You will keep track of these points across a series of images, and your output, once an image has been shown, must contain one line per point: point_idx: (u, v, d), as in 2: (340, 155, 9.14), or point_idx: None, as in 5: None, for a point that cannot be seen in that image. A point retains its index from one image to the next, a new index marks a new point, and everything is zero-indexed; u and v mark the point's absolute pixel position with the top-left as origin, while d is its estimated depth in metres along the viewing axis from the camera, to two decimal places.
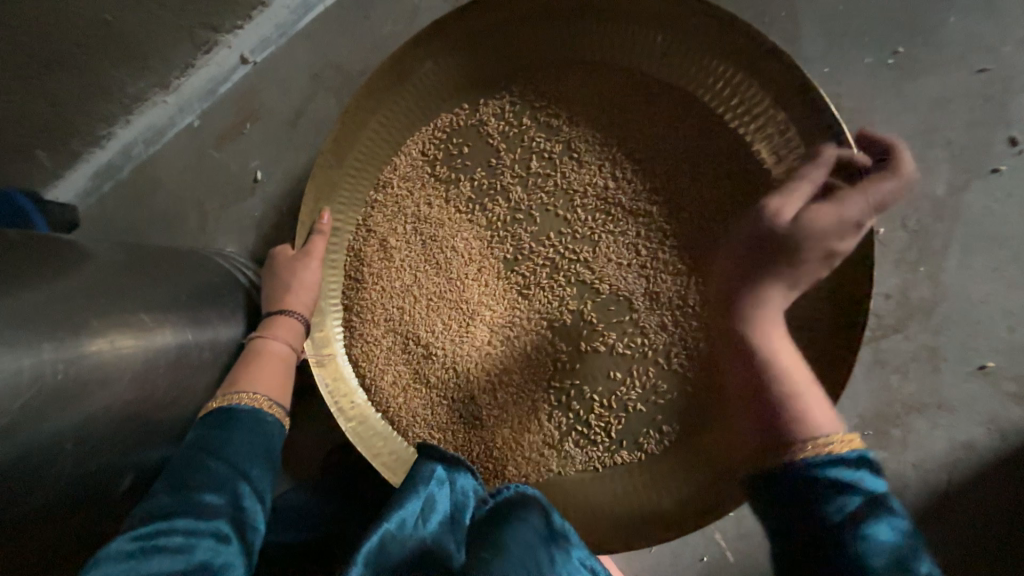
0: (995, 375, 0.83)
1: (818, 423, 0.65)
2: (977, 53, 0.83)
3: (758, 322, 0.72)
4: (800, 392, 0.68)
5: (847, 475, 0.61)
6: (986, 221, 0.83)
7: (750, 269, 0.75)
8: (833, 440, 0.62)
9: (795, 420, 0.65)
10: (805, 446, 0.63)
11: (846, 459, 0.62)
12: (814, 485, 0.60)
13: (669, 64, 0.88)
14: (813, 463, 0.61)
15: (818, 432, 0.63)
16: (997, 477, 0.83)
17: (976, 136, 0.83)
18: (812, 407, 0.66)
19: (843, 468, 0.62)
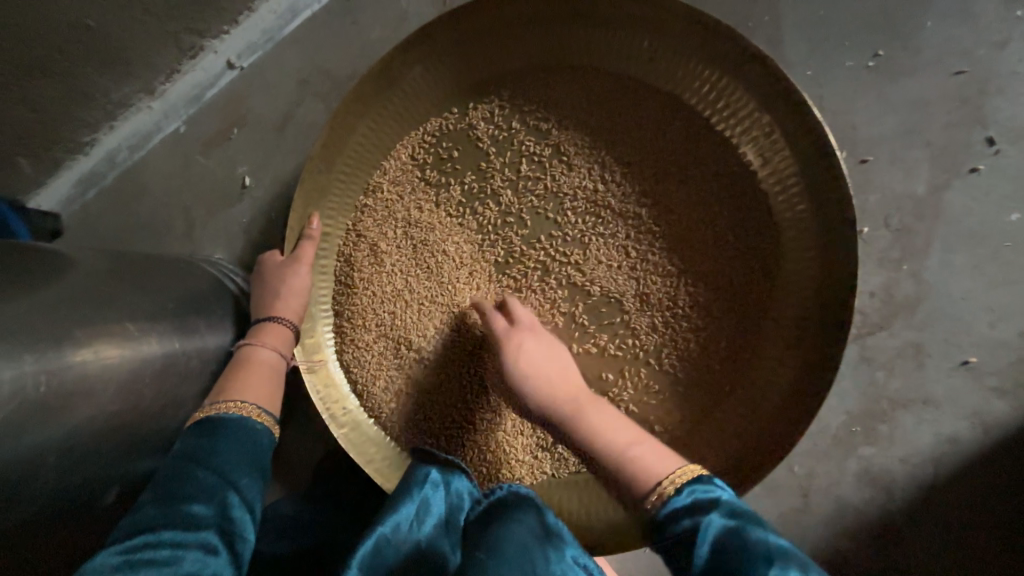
0: (978, 369, 0.84)
1: (656, 466, 0.67)
2: (953, 56, 0.85)
3: (580, 402, 0.78)
4: (636, 440, 0.71)
5: (679, 515, 0.59)
6: (965, 220, 0.85)
7: (538, 363, 0.82)
8: (681, 471, 0.64)
9: (641, 473, 0.67)
10: (658, 489, 0.63)
11: (683, 498, 0.61)
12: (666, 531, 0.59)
13: (656, 68, 0.89)
14: (665, 502, 0.62)
15: (666, 468, 0.66)
16: (982, 470, 0.85)
17: (954, 137, 0.85)
18: (650, 454, 0.69)
19: (681, 511, 0.59)
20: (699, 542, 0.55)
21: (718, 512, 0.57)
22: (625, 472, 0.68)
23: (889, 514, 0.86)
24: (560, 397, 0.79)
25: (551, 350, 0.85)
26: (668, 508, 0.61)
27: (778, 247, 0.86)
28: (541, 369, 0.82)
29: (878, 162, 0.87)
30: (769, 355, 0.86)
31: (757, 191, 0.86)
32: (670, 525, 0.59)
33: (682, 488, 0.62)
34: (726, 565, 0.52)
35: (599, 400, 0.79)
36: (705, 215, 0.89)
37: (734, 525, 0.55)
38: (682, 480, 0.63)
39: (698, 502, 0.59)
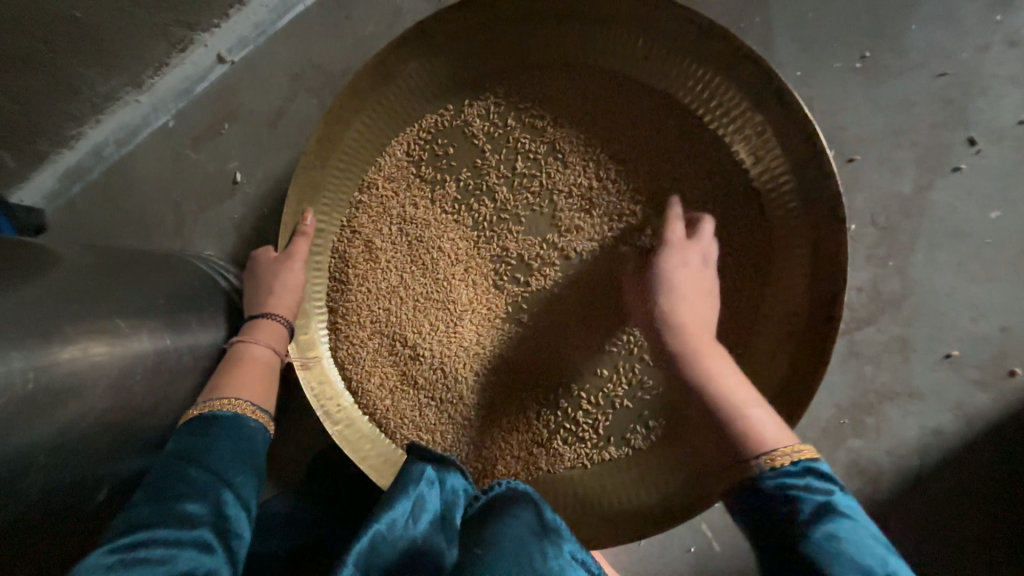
0: (960, 363, 0.87)
1: (768, 433, 0.70)
2: (937, 58, 0.88)
3: (698, 348, 0.77)
4: (752, 402, 0.73)
5: (798, 492, 0.63)
6: (949, 218, 0.88)
7: (684, 296, 0.81)
8: (792, 448, 0.67)
9: (749, 432, 0.70)
10: (765, 457, 0.67)
11: (796, 476, 0.65)
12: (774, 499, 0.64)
13: (650, 67, 0.90)
14: (778, 472, 0.65)
15: (771, 439, 0.69)
16: (964, 460, 0.87)
17: (938, 137, 0.88)
18: (764, 420, 0.71)
19: (794, 485, 0.64)
20: (821, 521, 0.60)
21: (838, 505, 0.61)
22: (736, 421, 0.72)
23: (876, 504, 0.89)
24: (682, 331, 0.79)
25: (701, 291, 0.82)
26: (786, 479, 0.65)
27: (769, 245, 0.87)
28: (685, 309, 0.80)
29: (865, 161, 0.89)
30: (761, 351, 0.88)
31: (749, 189, 0.88)
32: (780, 492, 0.64)
33: (800, 470, 0.65)
34: (835, 550, 0.57)
35: (716, 347, 0.79)
36: (698, 213, 0.90)
37: (848, 518, 0.61)
38: (800, 457, 0.66)
39: (811, 486, 0.63)
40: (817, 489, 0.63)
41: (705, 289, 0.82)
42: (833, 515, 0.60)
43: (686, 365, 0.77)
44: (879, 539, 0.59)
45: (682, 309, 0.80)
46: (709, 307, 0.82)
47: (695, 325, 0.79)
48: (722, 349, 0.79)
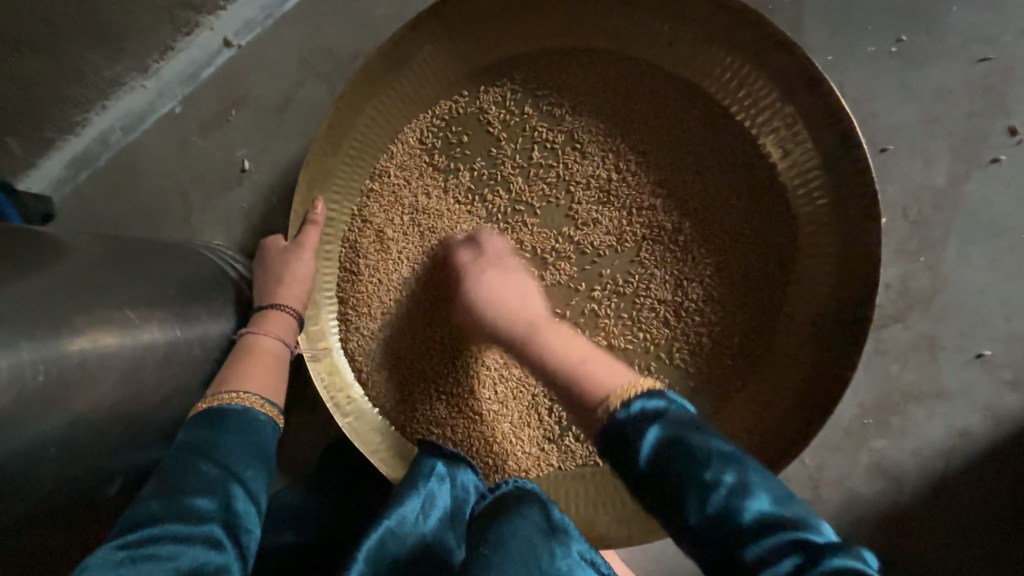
0: (991, 363, 0.84)
1: (608, 380, 0.65)
2: (978, 42, 0.83)
3: (541, 327, 0.80)
4: (593, 357, 0.71)
5: (630, 424, 0.58)
6: (985, 211, 0.84)
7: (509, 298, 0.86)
8: (632, 383, 0.62)
9: (585, 383, 0.66)
10: (606, 398, 0.62)
11: (634, 408, 0.59)
12: (618, 443, 0.58)
13: (676, 53, 0.86)
14: (615, 412, 0.60)
15: (619, 381, 0.64)
16: (992, 462, 0.85)
17: (976, 126, 0.84)
18: (601, 369, 0.68)
19: (632, 420, 0.58)
20: (649, 445, 0.56)
21: (667, 427, 0.57)
22: (574, 382, 0.68)
23: (898, 506, 0.87)
24: (530, 319, 0.82)
25: (505, 276, 0.88)
26: (623, 419, 0.59)
27: (794, 240, 0.84)
28: (525, 306, 0.85)
29: (898, 151, 0.85)
30: (783, 349, 0.85)
31: (775, 181, 0.85)
32: (625, 436, 0.58)
33: (632, 403, 0.59)
34: (678, 470, 0.54)
35: (558, 326, 0.82)
36: (721, 207, 0.87)
37: (685, 434, 0.56)
38: (631, 394, 0.60)
39: (652, 412, 0.58)
40: (648, 412, 0.58)
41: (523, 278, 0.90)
42: (678, 440, 0.55)
43: (536, 344, 0.77)
44: (714, 443, 0.56)
45: (525, 304, 0.85)
46: (531, 303, 0.86)
47: (537, 313, 0.84)
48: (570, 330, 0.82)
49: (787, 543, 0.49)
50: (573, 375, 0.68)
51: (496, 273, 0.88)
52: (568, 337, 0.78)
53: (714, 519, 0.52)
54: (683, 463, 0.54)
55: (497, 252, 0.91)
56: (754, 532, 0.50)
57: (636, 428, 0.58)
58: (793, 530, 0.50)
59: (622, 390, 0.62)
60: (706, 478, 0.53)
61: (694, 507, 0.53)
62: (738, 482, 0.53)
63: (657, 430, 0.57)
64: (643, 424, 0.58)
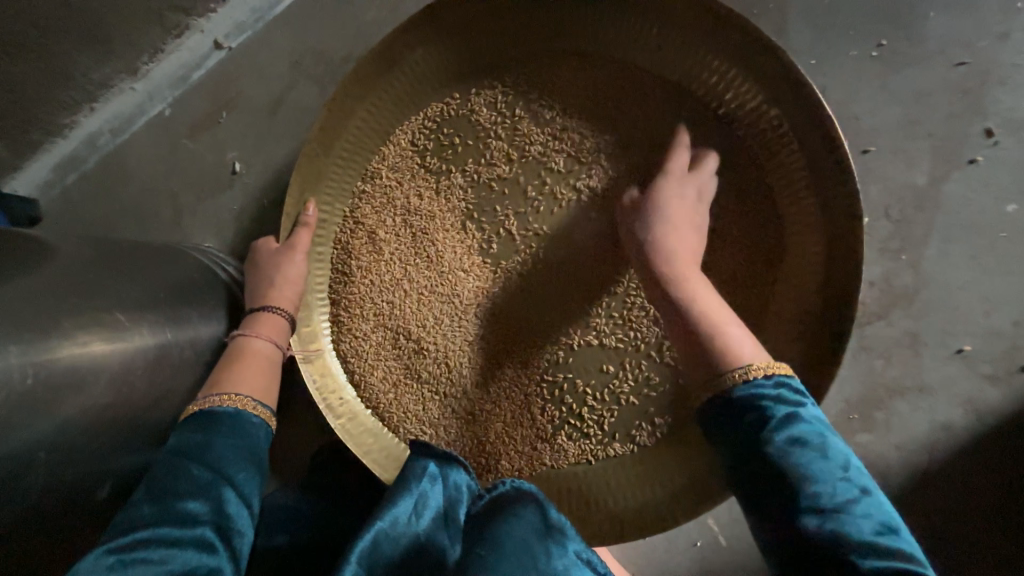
0: (971, 358, 0.86)
1: (741, 349, 0.72)
2: (955, 46, 0.86)
3: (682, 274, 0.80)
4: (725, 321, 0.75)
5: (767, 407, 0.65)
6: (963, 210, 0.86)
7: (679, 230, 0.82)
8: (767, 365, 0.69)
9: (723, 348, 0.72)
10: (740, 371, 0.68)
11: (768, 387, 0.66)
12: (748, 412, 0.66)
13: (664, 57, 0.88)
14: (750, 382, 0.67)
15: (749, 356, 0.71)
16: (974, 455, 0.87)
17: (954, 128, 0.86)
18: (735, 335, 0.73)
19: (772, 399, 0.65)
20: (783, 429, 0.63)
21: (813, 430, 0.64)
22: (708, 339, 0.73)
23: (884, 498, 0.88)
24: (656, 266, 0.81)
25: (686, 219, 0.83)
26: (761, 398, 0.66)
27: (780, 239, 0.86)
28: (671, 243, 0.81)
29: (880, 152, 0.87)
30: (771, 346, 0.86)
31: (761, 182, 0.87)
32: (743, 404, 0.66)
33: (775, 381, 0.67)
34: (799, 459, 0.61)
35: (699, 278, 0.80)
36: (711, 207, 0.88)
37: (821, 443, 0.63)
38: (777, 372, 0.67)
39: (788, 407, 0.65)
40: (786, 400, 0.66)
41: (696, 202, 0.85)
42: (810, 441, 0.62)
43: (673, 291, 0.79)
44: (846, 455, 0.63)
45: (674, 236, 0.82)
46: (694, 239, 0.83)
47: (684, 255, 0.81)
48: (706, 280, 0.81)
49: (896, 569, 0.53)
50: (708, 331, 0.74)
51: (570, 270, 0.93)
52: (714, 296, 0.79)
53: (834, 530, 0.56)
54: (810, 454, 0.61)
55: (682, 168, 0.85)
56: (873, 549, 0.55)
57: (769, 405, 0.65)
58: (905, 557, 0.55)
59: (752, 368, 0.68)
60: (836, 486, 0.59)
61: (812, 512, 0.58)
62: (859, 498, 0.59)
63: (796, 422, 0.64)
64: (776, 404, 0.65)
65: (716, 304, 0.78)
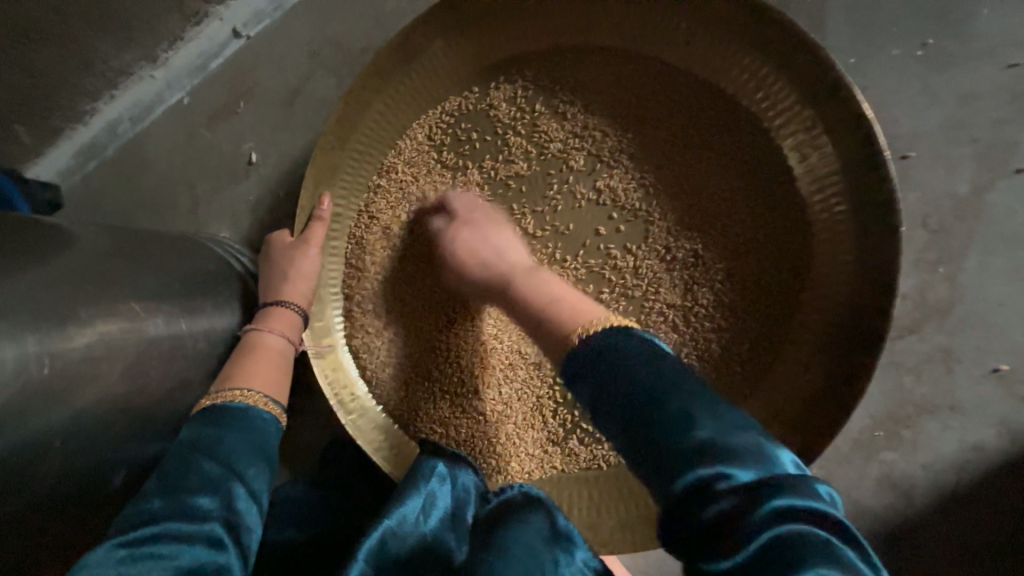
0: (1009, 377, 0.82)
1: (584, 315, 0.63)
2: (1008, 46, 0.81)
3: (521, 274, 0.79)
4: (567, 300, 0.69)
5: (599, 349, 0.55)
6: (1008, 222, 0.81)
7: (500, 249, 0.85)
8: (602, 320, 0.59)
9: (563, 321, 0.63)
10: (573, 331, 0.59)
11: (598, 339, 0.56)
12: (582, 362, 0.55)
13: (692, 53, 0.84)
14: (586, 339, 0.57)
15: (588, 319, 0.61)
16: (1006, 478, 0.83)
17: (1002, 133, 0.81)
18: (578, 305, 0.67)
19: (598, 344, 0.55)
20: (608, 364, 0.53)
21: (643, 353, 0.53)
22: (542, 319, 0.68)
23: (907, 519, 0.85)
24: (506, 270, 0.82)
25: (490, 233, 0.88)
26: (591, 347, 0.56)
27: (808, 248, 0.83)
28: (501, 253, 0.85)
29: (919, 158, 0.83)
30: (794, 358, 0.83)
31: (790, 187, 0.83)
32: (586, 359, 0.55)
33: (598, 334, 0.57)
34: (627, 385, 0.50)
35: (538, 273, 0.79)
36: (735, 211, 0.85)
37: (650, 359, 0.52)
38: (598, 327, 0.58)
39: (616, 341, 0.55)
40: (613, 340, 0.55)
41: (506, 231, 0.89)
42: (638, 368, 0.51)
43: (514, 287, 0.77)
44: (678, 368, 0.52)
45: (507, 253, 0.85)
46: (510, 253, 0.85)
47: (518, 264, 0.82)
48: (555, 276, 0.78)
49: (736, 478, 0.44)
50: (544, 313, 0.68)
51: (469, 231, 0.88)
52: (553, 284, 0.75)
53: (677, 450, 0.46)
54: (639, 379, 0.50)
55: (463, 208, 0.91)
56: (711, 459, 0.45)
57: (607, 355, 0.54)
58: (768, 464, 0.45)
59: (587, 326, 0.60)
60: (666, 403, 0.48)
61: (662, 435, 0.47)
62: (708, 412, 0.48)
63: (621, 350, 0.54)
64: (608, 351, 0.54)
65: (553, 292, 0.72)
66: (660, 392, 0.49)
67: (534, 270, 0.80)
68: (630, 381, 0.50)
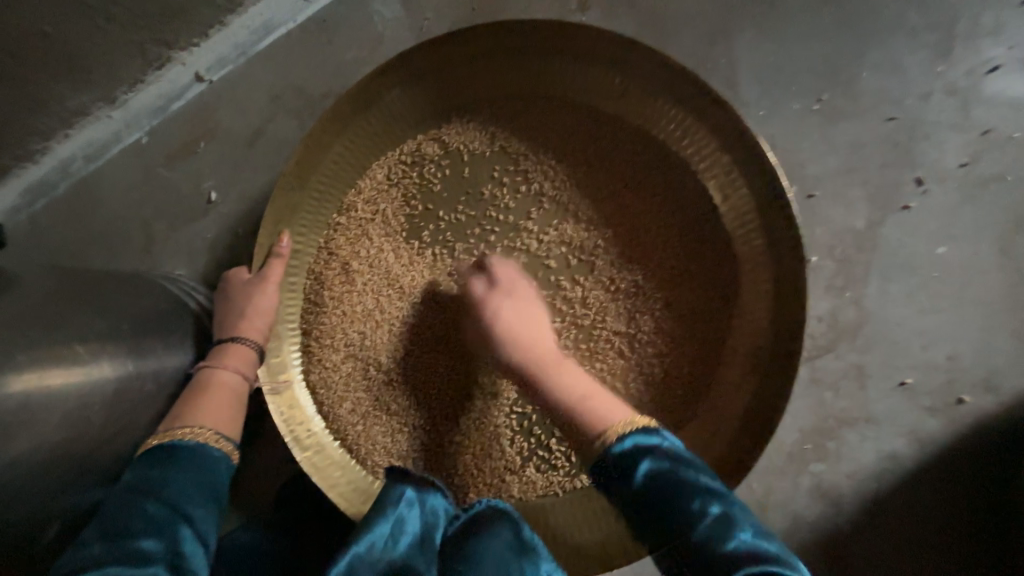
0: (913, 390, 0.93)
1: (608, 415, 0.71)
2: (887, 104, 0.96)
3: (547, 364, 0.83)
4: (594, 392, 0.76)
5: (624, 454, 0.66)
6: (899, 252, 0.94)
7: (535, 321, 0.89)
8: (628, 421, 0.69)
9: (595, 419, 0.71)
10: (602, 435, 0.69)
11: (627, 443, 0.66)
12: (612, 482, 0.66)
13: (627, 104, 0.94)
14: (609, 447, 0.67)
15: (616, 418, 0.70)
16: (919, 483, 0.92)
17: (888, 176, 0.95)
18: (603, 402, 0.74)
19: (623, 454, 0.66)
20: (636, 476, 0.64)
21: (673, 461, 0.64)
22: (578, 414, 0.74)
23: (838, 526, 0.92)
24: (535, 355, 0.84)
25: (532, 308, 0.90)
26: (615, 450, 0.66)
27: (735, 278, 0.91)
28: (534, 334, 0.87)
29: (823, 197, 0.95)
30: (728, 379, 0.90)
31: (717, 222, 0.92)
32: (616, 461, 0.66)
33: (625, 437, 0.67)
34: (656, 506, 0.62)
35: (565, 364, 0.83)
36: (670, 245, 0.93)
37: (677, 468, 0.63)
38: (631, 427, 0.67)
39: (649, 447, 0.65)
40: (641, 445, 0.65)
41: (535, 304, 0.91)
42: (669, 473, 0.63)
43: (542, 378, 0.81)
44: (707, 478, 0.64)
45: (530, 334, 0.87)
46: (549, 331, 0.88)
47: (547, 348, 0.85)
48: (574, 365, 0.84)
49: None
50: (581, 410, 0.73)
51: (506, 302, 0.90)
52: (586, 377, 0.80)
53: (703, 550, 0.58)
54: (668, 489, 0.62)
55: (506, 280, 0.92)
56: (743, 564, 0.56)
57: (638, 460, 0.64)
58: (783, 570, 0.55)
59: (616, 425, 0.69)
60: (693, 512, 0.60)
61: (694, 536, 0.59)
62: (733, 518, 0.60)
63: (644, 464, 0.64)
64: (637, 463, 0.65)
65: (580, 381, 0.79)
66: (688, 506, 0.60)
67: (559, 357, 0.84)
68: (660, 493, 0.62)
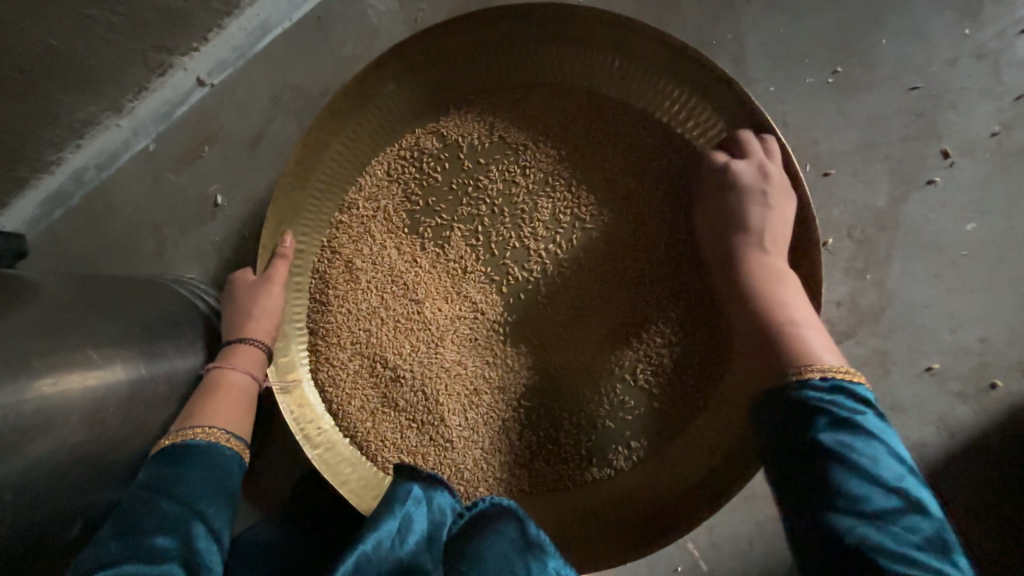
0: (941, 375, 0.88)
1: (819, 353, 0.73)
2: (907, 72, 0.90)
3: (776, 275, 0.80)
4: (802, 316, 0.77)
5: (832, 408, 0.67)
6: (924, 229, 0.89)
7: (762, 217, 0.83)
8: (840, 369, 0.70)
9: (799, 350, 0.74)
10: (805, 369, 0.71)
11: (830, 398, 0.68)
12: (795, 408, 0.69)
13: (628, 87, 0.91)
14: (808, 387, 0.69)
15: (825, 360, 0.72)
16: (949, 472, 0.88)
17: (911, 149, 0.90)
18: (815, 339, 0.75)
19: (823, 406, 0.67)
20: (828, 425, 0.66)
21: (865, 449, 0.64)
22: (786, 339, 0.75)
23: None
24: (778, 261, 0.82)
25: (781, 192, 0.81)
26: (813, 397, 0.68)
27: None
28: (761, 222, 0.83)
29: (840, 174, 0.90)
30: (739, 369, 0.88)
31: None
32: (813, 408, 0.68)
33: (830, 388, 0.69)
34: (839, 463, 0.63)
35: (786, 277, 0.81)
36: (710, 201, 0.87)
37: (870, 451, 0.64)
38: (838, 376, 0.69)
39: (844, 424, 0.66)
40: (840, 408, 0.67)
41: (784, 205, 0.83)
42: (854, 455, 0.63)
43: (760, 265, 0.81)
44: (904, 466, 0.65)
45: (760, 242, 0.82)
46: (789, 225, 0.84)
47: (779, 241, 0.82)
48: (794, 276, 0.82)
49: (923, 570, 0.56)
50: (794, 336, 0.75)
51: (763, 207, 0.83)
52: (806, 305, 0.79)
53: (859, 529, 0.60)
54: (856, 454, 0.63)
55: (758, 182, 0.82)
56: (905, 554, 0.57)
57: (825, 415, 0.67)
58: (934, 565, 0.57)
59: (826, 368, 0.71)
60: (870, 497, 0.61)
61: (841, 514, 0.61)
62: (902, 511, 0.61)
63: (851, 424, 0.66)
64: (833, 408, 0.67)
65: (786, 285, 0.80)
66: (865, 475, 0.62)
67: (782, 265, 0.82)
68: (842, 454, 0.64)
